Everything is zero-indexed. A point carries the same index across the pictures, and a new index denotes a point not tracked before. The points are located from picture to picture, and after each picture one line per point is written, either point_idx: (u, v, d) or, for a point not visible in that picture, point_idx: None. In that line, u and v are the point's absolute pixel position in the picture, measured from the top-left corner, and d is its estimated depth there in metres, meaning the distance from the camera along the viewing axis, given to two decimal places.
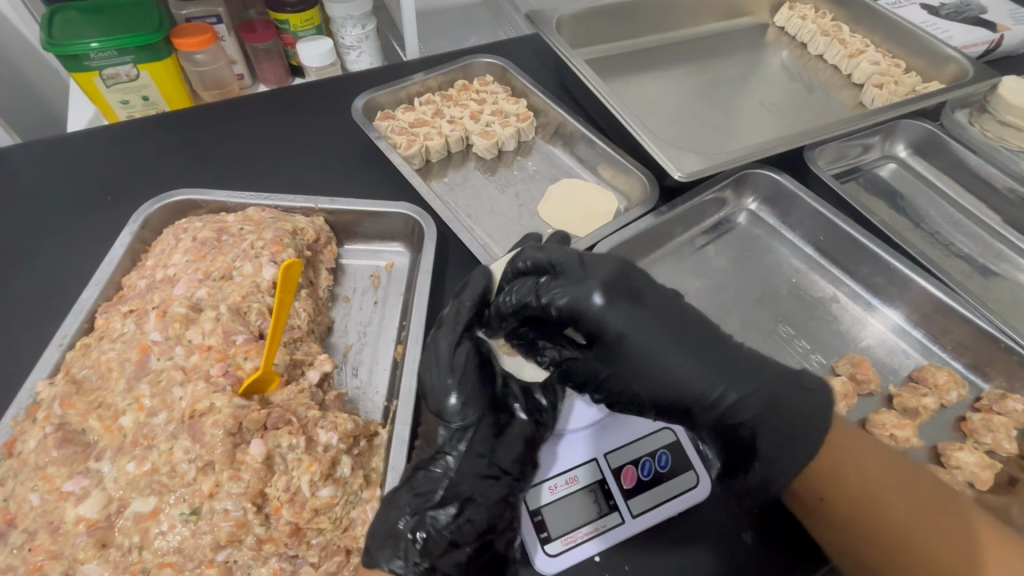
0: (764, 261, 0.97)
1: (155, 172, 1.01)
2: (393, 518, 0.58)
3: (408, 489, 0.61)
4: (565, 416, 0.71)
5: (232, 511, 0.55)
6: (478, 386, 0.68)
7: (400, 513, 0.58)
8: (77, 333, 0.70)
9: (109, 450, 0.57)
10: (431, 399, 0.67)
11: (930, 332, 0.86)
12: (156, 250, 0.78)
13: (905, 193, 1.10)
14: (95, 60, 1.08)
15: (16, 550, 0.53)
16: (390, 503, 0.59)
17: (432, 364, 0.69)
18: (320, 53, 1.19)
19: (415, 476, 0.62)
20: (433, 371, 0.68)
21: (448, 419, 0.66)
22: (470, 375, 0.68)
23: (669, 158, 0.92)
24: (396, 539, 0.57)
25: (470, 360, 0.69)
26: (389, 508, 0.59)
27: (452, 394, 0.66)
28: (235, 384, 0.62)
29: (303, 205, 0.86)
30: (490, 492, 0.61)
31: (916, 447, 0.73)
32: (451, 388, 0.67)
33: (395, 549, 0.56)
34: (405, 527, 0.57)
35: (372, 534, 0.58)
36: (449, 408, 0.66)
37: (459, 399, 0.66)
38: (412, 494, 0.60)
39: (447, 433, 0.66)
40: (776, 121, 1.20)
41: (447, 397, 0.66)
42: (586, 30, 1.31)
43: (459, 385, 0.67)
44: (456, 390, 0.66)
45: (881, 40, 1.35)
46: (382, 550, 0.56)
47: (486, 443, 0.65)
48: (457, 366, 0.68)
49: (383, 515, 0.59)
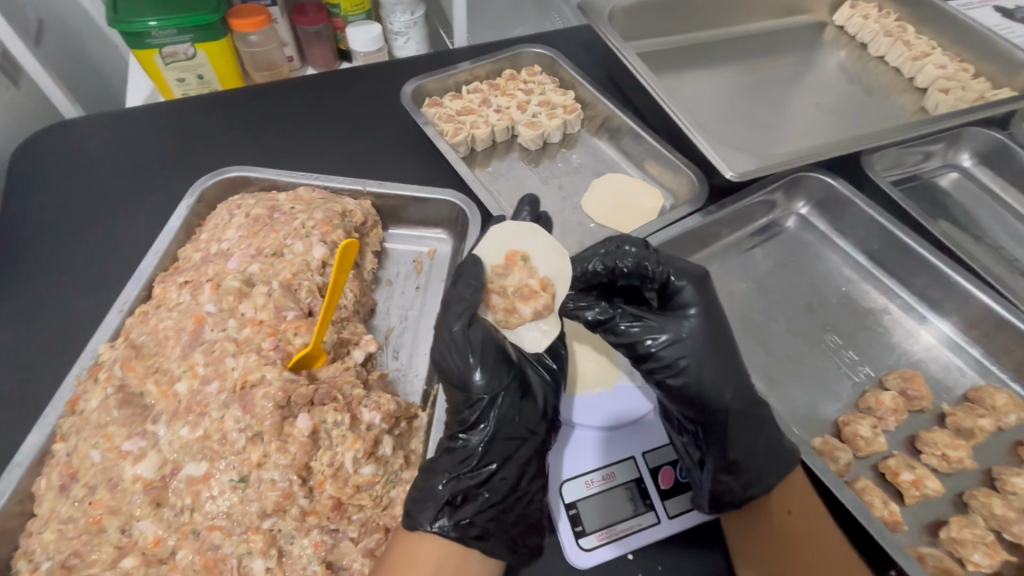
0: (813, 267, 0.94)
1: (210, 148, 1.04)
2: (432, 481, 0.59)
3: (447, 454, 0.61)
4: (585, 407, 0.70)
5: (279, 482, 0.56)
6: (500, 358, 0.61)
7: (438, 476, 0.59)
8: (136, 300, 0.73)
9: (164, 414, 0.60)
10: (451, 374, 0.61)
11: (990, 350, 0.82)
12: (210, 225, 0.80)
13: (967, 205, 1.05)
14: (156, 38, 1.11)
15: (78, 503, 0.56)
16: (430, 470, 0.60)
17: (444, 341, 0.61)
18: (370, 37, 1.21)
19: (450, 442, 0.62)
20: (442, 348, 0.61)
21: (472, 392, 0.61)
22: (492, 347, 0.61)
23: (721, 156, 0.89)
24: (433, 500, 0.57)
25: (487, 335, 0.61)
26: (428, 471, 0.60)
27: (474, 368, 0.60)
28: (285, 359, 0.63)
29: (351, 187, 0.88)
30: (520, 451, 0.62)
31: (969, 470, 0.71)
32: (472, 363, 0.60)
33: (433, 509, 0.57)
34: (444, 487, 0.58)
35: (412, 497, 0.59)
36: (474, 384, 0.60)
37: (484, 375, 0.60)
38: (450, 458, 0.61)
39: (472, 402, 0.61)
40: (831, 123, 1.16)
41: (471, 372, 0.60)
42: (637, 23, 1.28)
43: (480, 360, 0.60)
44: (478, 366, 0.60)
45: (950, 43, 1.28)
46: (422, 510, 0.57)
47: (514, 407, 0.62)
48: (474, 341, 0.60)
49: (422, 476, 0.60)
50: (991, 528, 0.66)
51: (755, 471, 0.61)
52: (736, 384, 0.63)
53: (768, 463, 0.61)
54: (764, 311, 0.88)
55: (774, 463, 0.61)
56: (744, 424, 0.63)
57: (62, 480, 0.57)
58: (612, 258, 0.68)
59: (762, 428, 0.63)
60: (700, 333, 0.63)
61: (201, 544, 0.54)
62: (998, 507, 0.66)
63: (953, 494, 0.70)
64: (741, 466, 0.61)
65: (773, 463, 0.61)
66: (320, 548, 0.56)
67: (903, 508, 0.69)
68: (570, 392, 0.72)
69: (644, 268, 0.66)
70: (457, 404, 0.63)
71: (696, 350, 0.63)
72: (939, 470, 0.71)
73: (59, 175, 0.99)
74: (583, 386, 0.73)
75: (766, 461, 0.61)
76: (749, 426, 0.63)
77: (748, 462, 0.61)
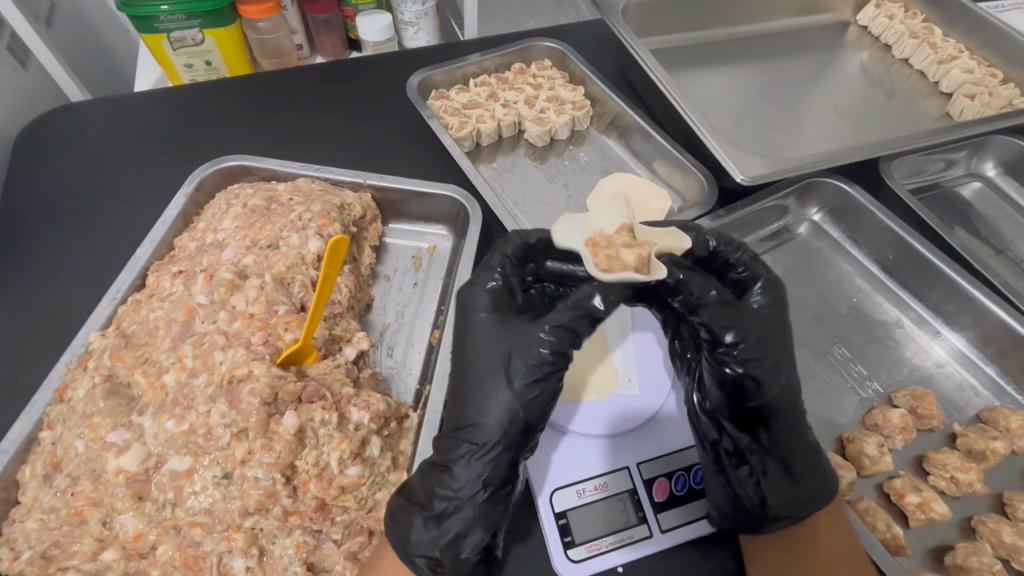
0: (823, 276, 0.90)
1: (213, 136, 1.03)
2: (456, 534, 0.54)
3: (470, 500, 0.55)
4: (580, 413, 0.68)
5: (262, 480, 0.55)
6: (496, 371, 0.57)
7: (465, 528, 0.54)
8: (130, 288, 0.72)
9: (151, 406, 0.59)
10: (483, 388, 0.56)
11: (1006, 369, 0.79)
12: (207, 214, 0.79)
13: (989, 217, 1.01)
14: (164, 22, 1.10)
15: (60, 493, 0.55)
16: (448, 521, 0.54)
17: (514, 328, 0.58)
18: (379, 27, 1.18)
19: (473, 489, 0.55)
20: (491, 333, 0.58)
21: (510, 416, 0.55)
22: (569, 352, 0.56)
23: (733, 159, 0.86)
24: (468, 555, 0.54)
25: (581, 336, 0.57)
26: (441, 526, 0.54)
27: (475, 379, 0.57)
28: (274, 354, 0.61)
29: (352, 179, 0.86)
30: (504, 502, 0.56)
31: (978, 494, 0.68)
32: (542, 369, 0.55)
33: (466, 567, 0.55)
34: (479, 539, 0.55)
35: (426, 556, 0.54)
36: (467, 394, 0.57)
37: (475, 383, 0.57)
38: (477, 506, 0.55)
39: (509, 433, 0.55)
40: (850, 127, 1.12)
41: (532, 374, 0.56)
42: (651, 19, 1.25)
43: (556, 361, 0.56)
44: (547, 367, 0.56)
45: (978, 46, 1.23)
46: (458, 565, 0.54)
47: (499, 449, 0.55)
48: (554, 337, 0.56)
49: (435, 531, 0.54)
50: (999, 556, 0.63)
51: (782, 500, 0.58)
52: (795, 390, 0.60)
53: (798, 499, 0.58)
54: None
55: (805, 500, 0.58)
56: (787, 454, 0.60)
57: (47, 469, 0.57)
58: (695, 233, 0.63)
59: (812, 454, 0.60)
60: (774, 328, 0.58)
61: (182, 540, 0.53)
62: (1007, 535, 0.63)
63: (960, 519, 0.68)
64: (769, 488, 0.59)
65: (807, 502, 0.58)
66: (302, 549, 0.56)
67: (907, 530, 0.66)
68: (565, 400, 0.69)
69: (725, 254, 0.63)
70: (474, 429, 0.55)
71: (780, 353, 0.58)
72: (947, 492, 0.68)
73: (62, 159, 0.99)
74: (580, 391, 0.70)
75: (800, 495, 0.58)
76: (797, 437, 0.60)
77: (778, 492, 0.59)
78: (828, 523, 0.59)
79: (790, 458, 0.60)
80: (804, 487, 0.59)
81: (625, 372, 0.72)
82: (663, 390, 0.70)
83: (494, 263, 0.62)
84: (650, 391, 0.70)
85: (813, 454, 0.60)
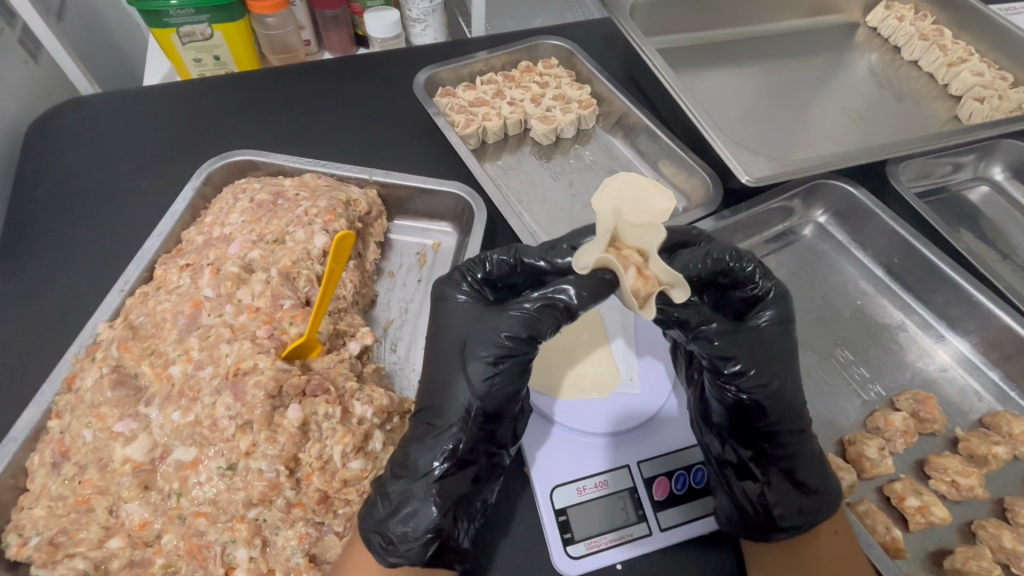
0: (828, 279, 0.90)
1: (221, 130, 1.04)
2: (408, 510, 0.54)
3: (423, 479, 0.56)
4: (578, 411, 0.68)
5: (266, 472, 0.55)
6: (456, 360, 0.59)
7: (418, 503, 0.55)
8: (137, 281, 0.73)
9: (157, 397, 0.60)
10: (447, 367, 0.60)
11: (1010, 375, 0.79)
12: (215, 208, 0.79)
13: (995, 221, 1.01)
14: (174, 17, 1.10)
15: (67, 481, 0.56)
16: (403, 496, 0.55)
17: (478, 312, 0.61)
18: (386, 24, 1.19)
19: (427, 467, 0.56)
20: (461, 322, 0.61)
21: (468, 394, 0.58)
22: (527, 340, 0.57)
23: (737, 160, 0.86)
24: (419, 535, 0.53)
25: (542, 324, 0.57)
26: (396, 501, 0.55)
27: (442, 365, 0.60)
28: (279, 347, 0.62)
29: (358, 175, 0.86)
30: (459, 482, 0.57)
31: (979, 499, 0.68)
32: (496, 350, 0.57)
33: (416, 545, 0.53)
34: (431, 517, 0.54)
35: (379, 531, 0.53)
36: (439, 383, 0.60)
37: (443, 372, 0.60)
38: (430, 484, 0.56)
39: (466, 414, 0.57)
40: (856, 129, 1.12)
41: (489, 356, 0.57)
42: (659, 18, 1.25)
43: (512, 345, 0.57)
44: (503, 351, 0.57)
45: (988, 50, 1.22)
46: (409, 546, 0.53)
47: (451, 426, 0.57)
48: (513, 321, 0.57)
49: (390, 507, 0.55)
50: (999, 560, 0.63)
51: (786, 511, 0.59)
52: (797, 405, 0.60)
53: (802, 510, 0.59)
54: None
55: (810, 512, 0.58)
56: (796, 467, 0.60)
57: (54, 457, 0.58)
58: (703, 258, 0.61)
59: (818, 464, 0.61)
60: (776, 350, 0.60)
61: (187, 530, 0.54)
62: (1007, 540, 0.63)
63: (960, 523, 0.68)
64: (774, 498, 0.59)
65: (812, 514, 0.58)
66: (304, 541, 0.56)
67: (906, 534, 0.67)
68: (563, 394, 0.69)
69: (735, 268, 0.61)
70: (433, 412, 0.59)
71: (783, 372, 0.60)
72: (947, 497, 0.68)
73: (71, 151, 1.00)
74: (579, 388, 0.70)
75: (803, 506, 0.59)
76: (804, 454, 0.60)
77: (783, 502, 0.59)
78: (829, 531, 0.59)
79: (795, 470, 0.60)
80: (811, 496, 0.59)
81: (627, 370, 0.72)
82: (664, 390, 0.70)
83: (459, 277, 0.64)
84: (649, 389, 0.70)
85: (816, 462, 0.61)
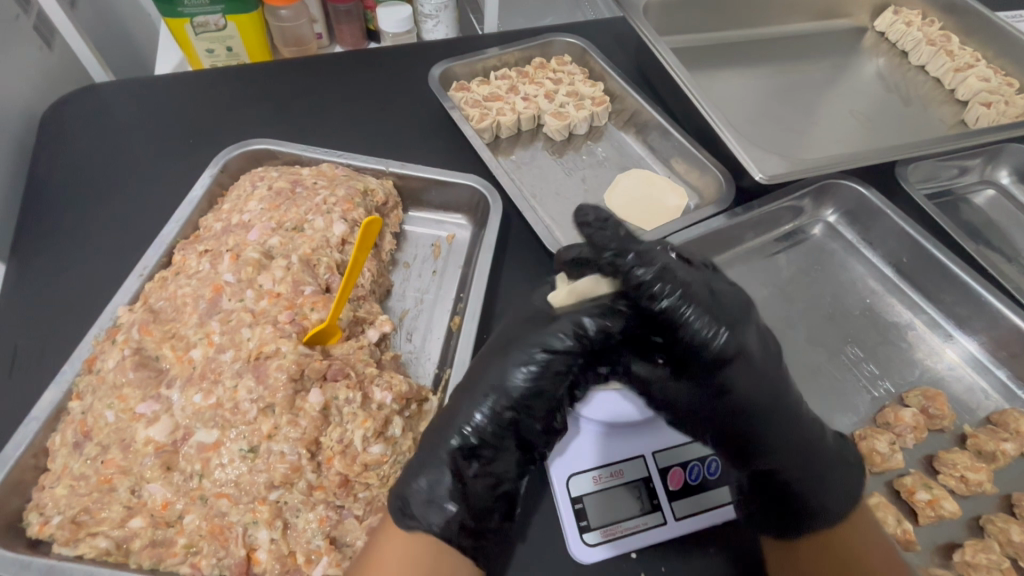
0: (837, 277, 0.91)
1: (236, 119, 1.04)
2: (429, 477, 0.56)
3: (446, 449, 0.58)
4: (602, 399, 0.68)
5: (288, 455, 0.56)
6: (507, 347, 0.61)
7: (437, 471, 0.56)
8: (156, 265, 0.73)
9: (179, 379, 0.60)
10: (497, 352, 0.62)
11: (1017, 374, 0.80)
12: (232, 195, 0.80)
13: (1001, 225, 1.02)
14: (187, 7, 1.10)
15: (90, 461, 0.56)
16: (424, 466, 0.57)
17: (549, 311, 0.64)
18: (399, 18, 1.19)
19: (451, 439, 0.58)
20: (522, 319, 0.64)
21: (508, 385, 0.59)
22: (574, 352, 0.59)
23: (751, 158, 0.87)
24: (437, 501, 0.55)
25: (590, 328, 0.58)
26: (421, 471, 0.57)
27: (498, 350, 0.62)
28: (301, 332, 0.63)
29: (374, 166, 0.87)
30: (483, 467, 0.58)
31: (987, 493, 0.69)
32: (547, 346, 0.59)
33: (432, 511, 0.55)
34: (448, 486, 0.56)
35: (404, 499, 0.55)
36: (483, 365, 0.62)
37: (491, 357, 0.62)
38: (450, 453, 0.57)
39: (501, 409, 0.59)
40: (865, 130, 1.13)
41: (533, 348, 0.59)
42: (670, 18, 1.26)
43: (562, 346, 0.59)
44: (551, 350, 0.59)
45: (994, 56, 1.23)
46: (428, 510, 0.55)
47: (481, 410, 0.59)
48: (569, 323, 0.59)
49: (416, 477, 0.56)
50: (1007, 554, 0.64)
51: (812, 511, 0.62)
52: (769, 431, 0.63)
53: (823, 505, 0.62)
54: (785, 319, 0.86)
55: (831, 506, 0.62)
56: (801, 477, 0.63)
57: (77, 437, 0.58)
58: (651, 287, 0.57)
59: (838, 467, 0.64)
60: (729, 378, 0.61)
61: (209, 510, 0.54)
62: (1015, 534, 0.64)
63: (969, 517, 0.69)
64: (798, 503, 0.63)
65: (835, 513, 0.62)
66: (325, 523, 0.56)
67: (917, 527, 0.67)
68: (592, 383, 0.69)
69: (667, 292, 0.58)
70: (473, 393, 0.60)
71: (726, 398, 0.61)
72: (956, 491, 0.69)
73: (86, 138, 1.00)
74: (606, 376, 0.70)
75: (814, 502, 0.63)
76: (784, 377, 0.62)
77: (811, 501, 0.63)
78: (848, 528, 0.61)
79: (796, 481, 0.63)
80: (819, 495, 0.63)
81: None
82: None
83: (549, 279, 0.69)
84: None
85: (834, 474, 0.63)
